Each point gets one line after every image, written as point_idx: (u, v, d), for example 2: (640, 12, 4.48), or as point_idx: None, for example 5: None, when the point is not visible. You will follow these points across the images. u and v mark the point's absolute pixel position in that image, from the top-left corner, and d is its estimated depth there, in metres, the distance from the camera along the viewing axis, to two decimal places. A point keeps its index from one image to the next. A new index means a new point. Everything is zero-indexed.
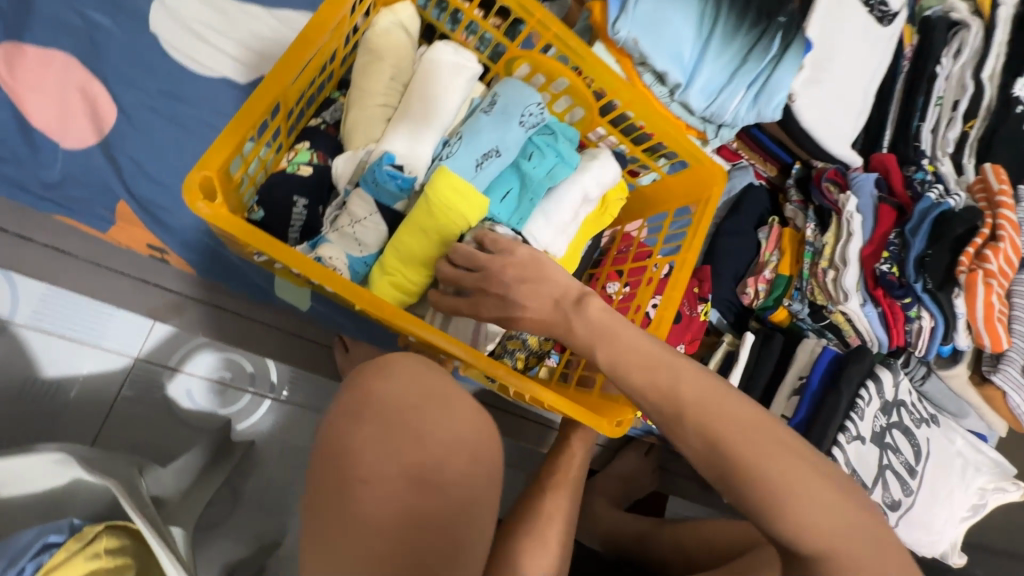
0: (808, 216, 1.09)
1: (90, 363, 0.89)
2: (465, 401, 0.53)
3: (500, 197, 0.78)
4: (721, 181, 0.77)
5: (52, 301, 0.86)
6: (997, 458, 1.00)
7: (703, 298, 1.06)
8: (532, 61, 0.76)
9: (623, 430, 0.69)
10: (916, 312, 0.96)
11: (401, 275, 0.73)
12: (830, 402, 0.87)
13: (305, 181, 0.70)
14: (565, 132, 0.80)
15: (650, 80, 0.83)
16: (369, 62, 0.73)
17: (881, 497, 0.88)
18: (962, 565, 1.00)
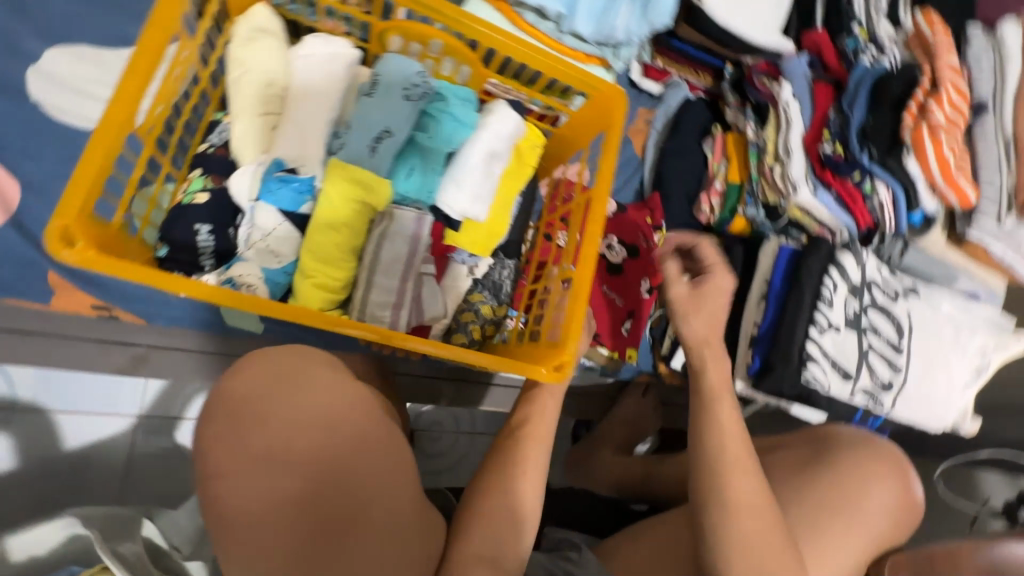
0: (747, 115, 1.05)
1: (99, 427, 0.95)
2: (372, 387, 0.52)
3: (405, 176, 0.77)
4: (622, 105, 0.74)
5: (51, 384, 0.92)
6: (990, 315, 0.96)
7: (658, 227, 1.05)
8: (398, 30, 0.73)
9: (564, 374, 0.66)
10: (871, 187, 0.91)
11: (322, 275, 0.73)
12: (794, 299, 0.84)
13: (204, 208, 0.69)
14: (458, 95, 0.77)
15: (534, 19, 0.80)
16: (241, 75, 0.72)
17: (870, 381, 0.87)
18: (977, 431, 0.97)
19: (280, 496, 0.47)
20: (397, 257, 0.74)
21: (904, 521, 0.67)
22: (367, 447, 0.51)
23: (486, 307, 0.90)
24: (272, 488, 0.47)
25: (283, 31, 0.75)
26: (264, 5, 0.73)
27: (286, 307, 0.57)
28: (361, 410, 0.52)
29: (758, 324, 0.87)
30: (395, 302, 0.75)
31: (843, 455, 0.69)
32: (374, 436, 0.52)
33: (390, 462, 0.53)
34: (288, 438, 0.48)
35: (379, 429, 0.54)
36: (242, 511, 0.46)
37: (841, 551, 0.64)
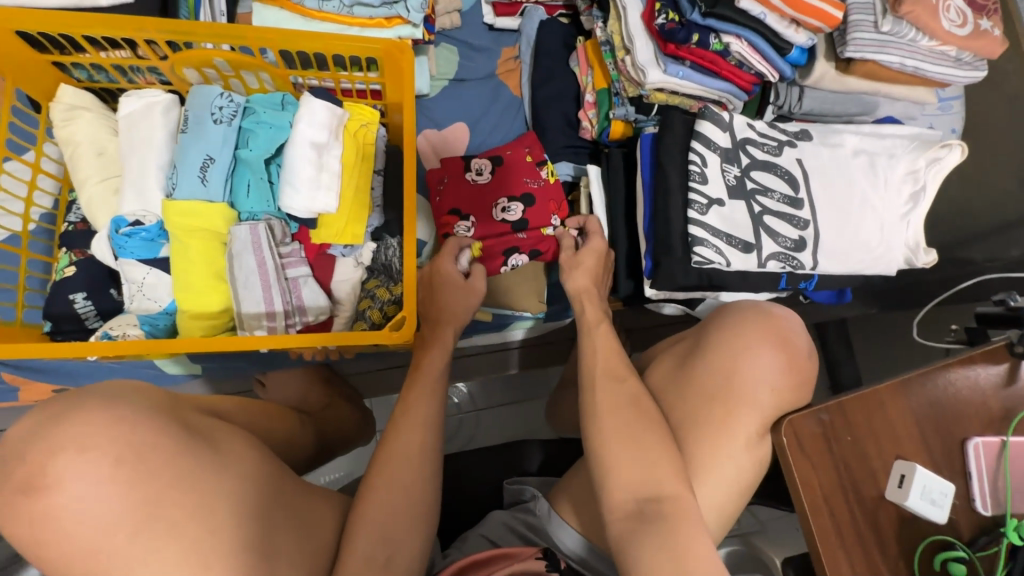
0: (595, 15, 1.00)
1: None
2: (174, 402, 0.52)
3: (245, 193, 0.81)
4: (407, 54, 0.74)
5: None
6: (909, 132, 0.86)
7: (543, 162, 0.98)
8: (185, 63, 0.77)
9: (408, 329, 0.68)
10: (720, 42, 0.83)
11: (197, 306, 0.78)
12: (660, 186, 0.79)
13: (75, 279, 0.77)
14: (268, 102, 0.81)
15: (317, 4, 0.82)
16: (73, 152, 0.79)
17: (776, 245, 0.80)
18: (936, 261, 0.87)
19: (53, 519, 0.43)
20: (251, 270, 0.78)
21: (795, 381, 0.63)
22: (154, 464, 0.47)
23: (381, 290, 0.90)
24: (37, 512, 0.43)
25: (99, 102, 0.81)
26: (68, 84, 0.79)
27: (133, 342, 0.65)
28: (137, 419, 0.48)
29: (641, 223, 0.83)
30: (267, 311, 0.79)
31: (714, 336, 0.66)
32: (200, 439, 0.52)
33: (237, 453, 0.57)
34: (48, 462, 0.44)
35: (215, 428, 0.57)
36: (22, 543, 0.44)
37: (721, 431, 0.62)
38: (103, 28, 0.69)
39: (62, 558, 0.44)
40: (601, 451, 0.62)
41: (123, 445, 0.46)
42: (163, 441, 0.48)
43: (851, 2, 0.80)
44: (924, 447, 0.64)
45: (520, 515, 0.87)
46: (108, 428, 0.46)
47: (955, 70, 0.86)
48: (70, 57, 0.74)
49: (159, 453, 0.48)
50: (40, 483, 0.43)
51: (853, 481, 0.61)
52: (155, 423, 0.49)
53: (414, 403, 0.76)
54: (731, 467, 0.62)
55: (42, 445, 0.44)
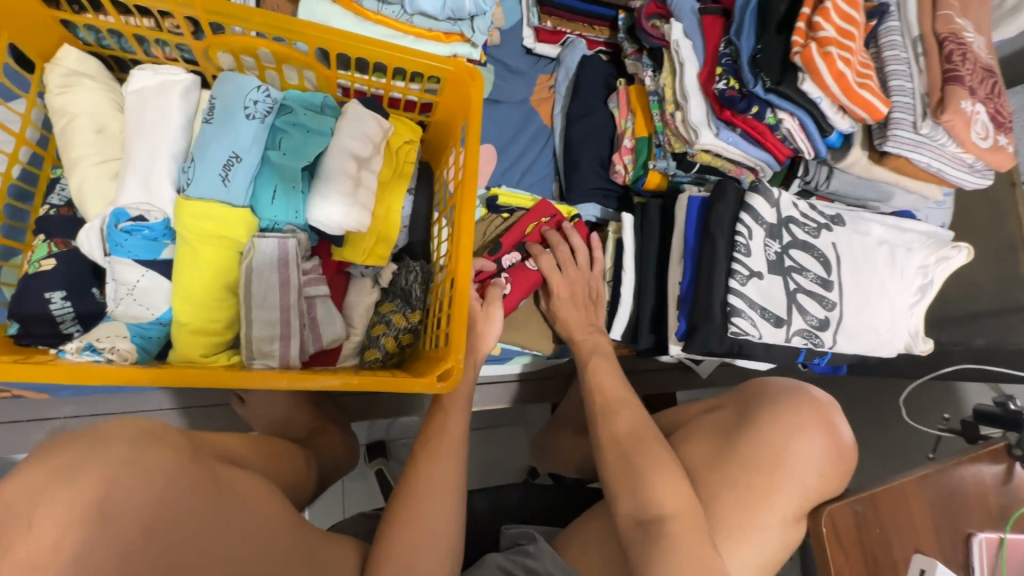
0: (645, 62, 0.99)
1: None
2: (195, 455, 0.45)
3: (268, 201, 0.71)
4: (477, 80, 0.69)
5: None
6: (925, 230, 0.91)
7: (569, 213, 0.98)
8: (222, 47, 0.68)
9: (455, 378, 0.63)
10: (774, 117, 0.85)
11: (198, 320, 0.69)
12: (707, 251, 0.80)
13: (53, 274, 0.66)
14: (307, 102, 0.74)
15: (376, 5, 0.75)
16: (67, 124, 0.68)
17: (804, 322, 0.82)
18: (931, 349, 0.93)
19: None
20: (270, 289, 0.70)
21: (836, 470, 0.64)
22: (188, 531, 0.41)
23: (398, 316, 0.83)
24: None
25: (104, 71, 0.70)
26: (72, 46, 0.67)
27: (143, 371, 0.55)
28: (170, 480, 0.41)
29: (680, 283, 0.83)
30: (281, 334, 0.71)
31: (764, 412, 0.66)
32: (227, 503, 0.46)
33: (263, 516, 0.50)
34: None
35: (236, 479, 0.50)
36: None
37: (763, 516, 0.62)
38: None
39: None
40: (643, 528, 0.61)
41: (154, 513, 0.39)
42: (192, 510, 0.42)
43: (895, 100, 0.85)
44: (936, 540, 0.67)
45: (515, 557, 0.80)
46: (142, 496, 0.39)
47: (967, 175, 0.92)
48: (82, 17, 0.63)
49: (190, 526, 0.41)
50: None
51: (877, 572, 0.63)
52: (187, 482, 0.42)
53: (436, 458, 0.69)
54: (767, 550, 0.62)
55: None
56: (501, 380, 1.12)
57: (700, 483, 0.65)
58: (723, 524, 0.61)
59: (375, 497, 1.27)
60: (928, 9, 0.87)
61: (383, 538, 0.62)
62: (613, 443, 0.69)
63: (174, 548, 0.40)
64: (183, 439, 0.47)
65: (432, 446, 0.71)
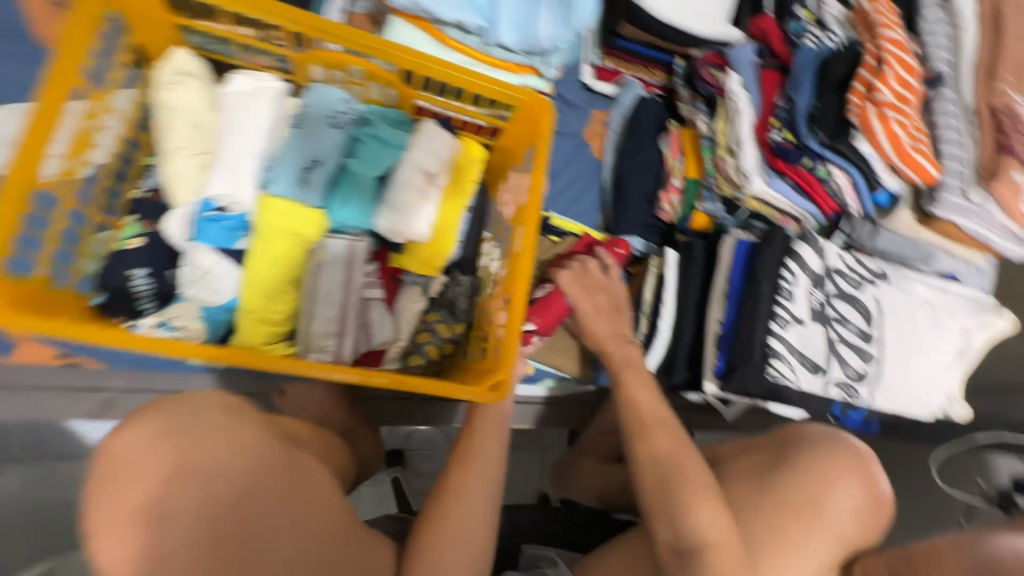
0: (700, 108, 1.04)
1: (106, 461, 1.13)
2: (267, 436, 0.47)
3: (340, 204, 0.76)
4: (548, 111, 0.73)
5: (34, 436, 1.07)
6: (968, 294, 0.92)
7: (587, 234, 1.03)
8: (318, 60, 0.74)
9: (503, 393, 0.65)
10: (825, 171, 0.88)
11: (263, 309, 0.73)
12: (751, 294, 0.81)
13: (138, 253, 0.70)
14: (387, 117, 0.79)
15: (459, 34, 0.80)
16: (168, 117, 0.73)
17: (842, 373, 0.83)
18: (967, 415, 0.93)
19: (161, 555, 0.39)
20: (332, 287, 0.74)
21: (870, 520, 0.65)
22: (270, 501, 0.44)
23: (443, 326, 0.87)
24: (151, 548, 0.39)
25: (207, 72, 0.76)
26: (184, 48, 0.73)
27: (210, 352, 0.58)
28: (247, 454, 0.44)
29: (720, 323, 0.84)
30: (337, 331, 0.74)
31: (804, 455, 0.66)
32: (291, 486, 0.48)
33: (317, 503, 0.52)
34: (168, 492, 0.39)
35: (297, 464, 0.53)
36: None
37: (796, 559, 0.62)
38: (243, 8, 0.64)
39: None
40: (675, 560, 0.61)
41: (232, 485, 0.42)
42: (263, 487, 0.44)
43: (946, 165, 0.87)
44: None
45: None
46: (225, 467, 0.42)
47: (1015, 245, 0.93)
48: (200, 24, 0.69)
49: (260, 502, 0.44)
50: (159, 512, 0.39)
51: None
52: (269, 457, 0.45)
53: (472, 465, 0.71)
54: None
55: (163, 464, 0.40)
56: (527, 402, 1.13)
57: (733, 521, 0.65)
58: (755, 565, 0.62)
59: (389, 505, 1.28)
60: (982, 82, 0.91)
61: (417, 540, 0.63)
62: (647, 474, 0.70)
63: (254, 517, 0.43)
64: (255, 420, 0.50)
65: (466, 452, 0.72)
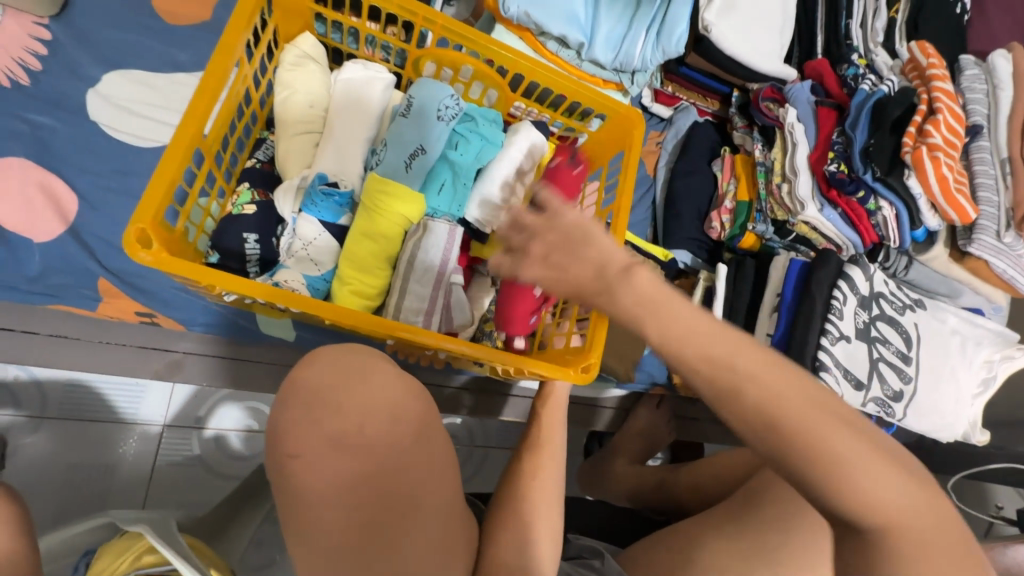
0: (754, 137, 1.11)
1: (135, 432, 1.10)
2: (412, 389, 0.51)
3: (436, 192, 0.82)
4: (641, 128, 0.79)
5: (77, 396, 1.08)
6: (996, 327, 0.98)
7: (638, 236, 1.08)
8: (432, 57, 0.80)
9: (589, 375, 0.71)
10: (875, 204, 0.96)
11: (360, 283, 0.78)
12: (805, 309, 0.88)
13: (252, 218, 0.75)
14: (485, 114, 0.84)
15: (556, 47, 0.87)
16: (288, 96, 0.78)
17: (880, 391, 0.89)
18: (986, 441, 0.99)
19: (349, 476, 0.46)
20: (428, 267, 0.79)
21: None
22: (426, 445, 0.50)
23: None
24: (346, 470, 0.46)
25: (325, 59, 0.82)
26: (310, 34, 0.80)
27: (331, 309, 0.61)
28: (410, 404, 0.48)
29: (770, 334, 0.91)
30: (426, 309, 0.79)
31: None
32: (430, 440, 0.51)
33: None
34: (363, 422, 0.47)
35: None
36: (308, 492, 0.47)
37: None
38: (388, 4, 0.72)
39: (331, 520, 0.46)
40: None
41: None
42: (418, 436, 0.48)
43: (982, 209, 0.96)
44: None
45: (581, 567, 0.82)
46: None
47: None
48: (335, 14, 0.75)
49: None
50: (353, 440, 0.47)
51: None
52: (427, 406, 0.51)
53: (546, 445, 0.76)
54: None
55: (357, 399, 0.48)
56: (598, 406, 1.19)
57: None
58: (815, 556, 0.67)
59: None
60: (1017, 135, 0.99)
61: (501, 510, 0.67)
62: None
63: (412, 457, 0.49)
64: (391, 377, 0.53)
65: (543, 434, 0.77)
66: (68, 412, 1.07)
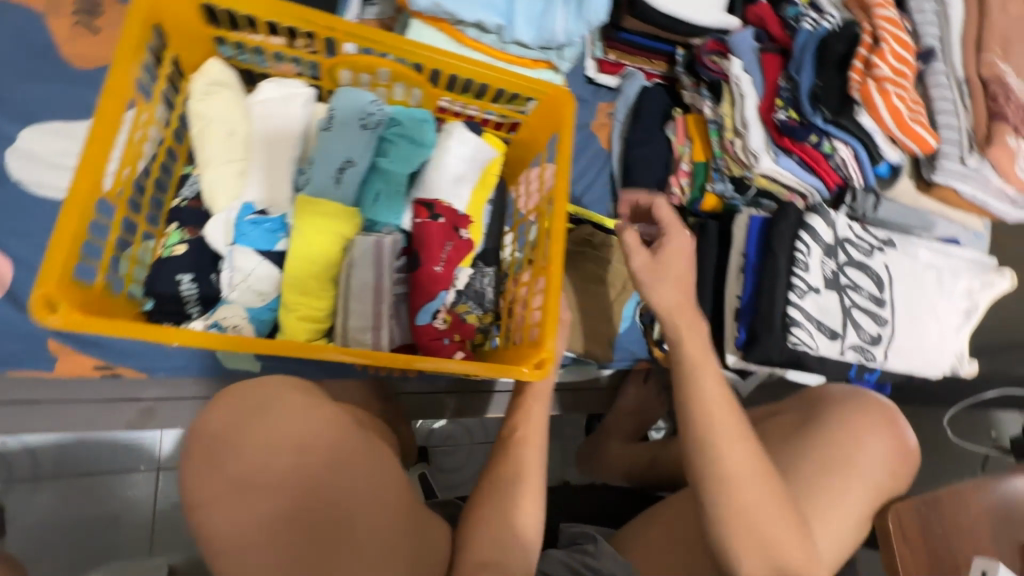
0: (703, 94, 1.07)
1: (135, 481, 1.09)
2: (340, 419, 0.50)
3: (371, 203, 0.80)
4: (570, 104, 0.76)
5: (70, 454, 1.07)
6: (970, 256, 0.96)
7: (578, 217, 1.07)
8: (346, 65, 0.77)
9: (546, 368, 0.69)
10: (830, 147, 0.92)
11: (304, 307, 0.76)
12: (768, 267, 0.86)
13: (183, 259, 0.72)
14: (412, 116, 0.79)
15: (476, 33, 0.83)
16: (204, 128, 0.76)
17: (857, 337, 0.88)
18: (976, 372, 0.97)
19: (279, 517, 0.45)
20: (366, 284, 0.76)
21: (902, 471, 0.68)
22: None
23: (473, 317, 0.86)
24: None
25: (238, 81, 0.78)
26: (216, 59, 0.76)
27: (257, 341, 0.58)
28: None
29: (740, 296, 0.89)
30: (373, 325, 0.77)
31: (829, 413, 0.69)
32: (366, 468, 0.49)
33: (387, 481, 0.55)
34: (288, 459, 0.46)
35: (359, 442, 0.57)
36: (237, 539, 0.46)
37: (846, 512, 0.64)
38: (286, 16, 0.67)
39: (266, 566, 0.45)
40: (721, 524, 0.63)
41: None
42: None
43: (943, 134, 0.91)
44: (994, 546, 0.70)
45: (577, 555, 0.81)
46: None
47: (1009, 208, 0.98)
48: (234, 34, 0.72)
49: None
50: (280, 480, 0.45)
51: (940, 568, 0.66)
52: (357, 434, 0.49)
53: (518, 446, 0.74)
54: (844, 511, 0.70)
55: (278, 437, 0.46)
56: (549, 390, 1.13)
57: None
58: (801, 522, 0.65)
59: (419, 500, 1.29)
60: (971, 54, 0.95)
61: (473, 518, 0.66)
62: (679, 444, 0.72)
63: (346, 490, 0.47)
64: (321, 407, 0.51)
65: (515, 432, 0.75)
66: (64, 470, 1.07)
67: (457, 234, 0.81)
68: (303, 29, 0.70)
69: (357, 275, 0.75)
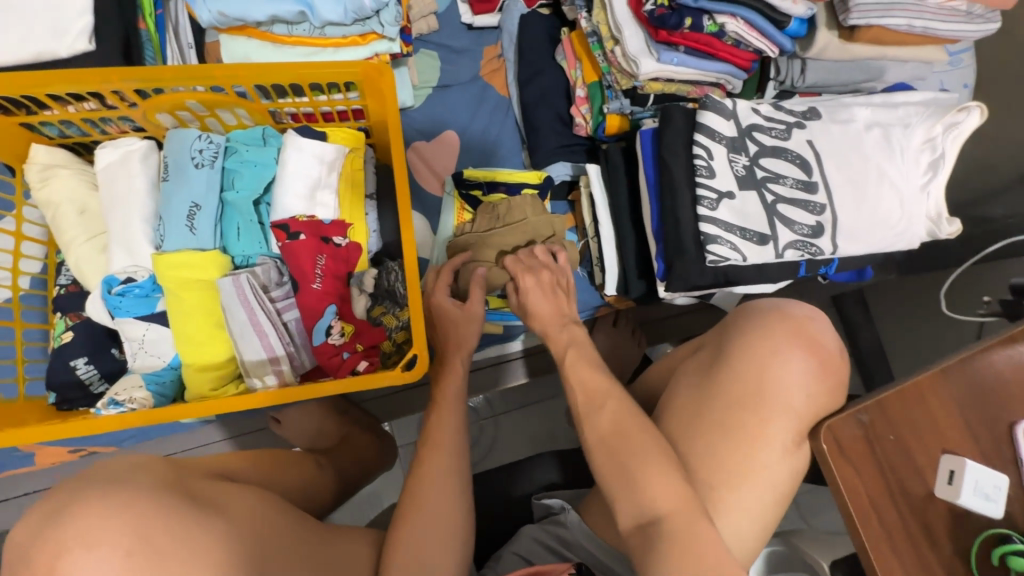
0: (578, 4, 0.95)
1: None
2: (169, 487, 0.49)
3: (235, 238, 0.78)
4: (387, 75, 0.70)
5: None
6: (923, 98, 0.85)
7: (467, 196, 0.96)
8: (159, 108, 0.74)
9: (420, 366, 0.68)
10: (715, 24, 0.79)
11: (200, 359, 0.75)
12: (666, 184, 0.76)
13: (74, 345, 0.76)
14: (248, 138, 0.79)
15: (287, 28, 0.78)
16: (55, 213, 0.76)
17: (794, 234, 0.76)
18: (960, 229, 0.81)
19: None
20: (243, 322, 0.73)
21: (826, 382, 0.61)
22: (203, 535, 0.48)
23: (388, 317, 0.78)
24: None
25: (73, 158, 0.78)
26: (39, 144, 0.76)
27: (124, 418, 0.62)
28: (151, 507, 0.46)
29: (650, 222, 0.80)
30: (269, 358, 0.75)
31: (736, 341, 0.64)
32: (208, 528, 0.49)
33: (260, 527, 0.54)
34: None
35: (222, 494, 0.56)
36: None
37: (757, 443, 0.59)
38: (83, 83, 0.66)
39: None
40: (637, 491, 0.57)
41: (133, 536, 0.43)
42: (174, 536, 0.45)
43: None
44: (970, 437, 0.60)
45: (550, 528, 0.76)
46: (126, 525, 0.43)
47: (967, 24, 0.82)
48: (36, 116, 0.71)
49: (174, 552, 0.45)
50: None
51: (900, 480, 0.58)
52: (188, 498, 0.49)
53: (434, 445, 0.72)
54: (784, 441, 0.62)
55: None
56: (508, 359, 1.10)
57: (690, 436, 0.61)
58: (722, 467, 0.59)
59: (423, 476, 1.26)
60: None
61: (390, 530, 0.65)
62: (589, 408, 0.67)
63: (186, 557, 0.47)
64: (159, 477, 0.51)
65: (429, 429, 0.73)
66: None
67: (328, 243, 0.78)
68: (110, 90, 0.68)
69: (234, 317, 0.73)
